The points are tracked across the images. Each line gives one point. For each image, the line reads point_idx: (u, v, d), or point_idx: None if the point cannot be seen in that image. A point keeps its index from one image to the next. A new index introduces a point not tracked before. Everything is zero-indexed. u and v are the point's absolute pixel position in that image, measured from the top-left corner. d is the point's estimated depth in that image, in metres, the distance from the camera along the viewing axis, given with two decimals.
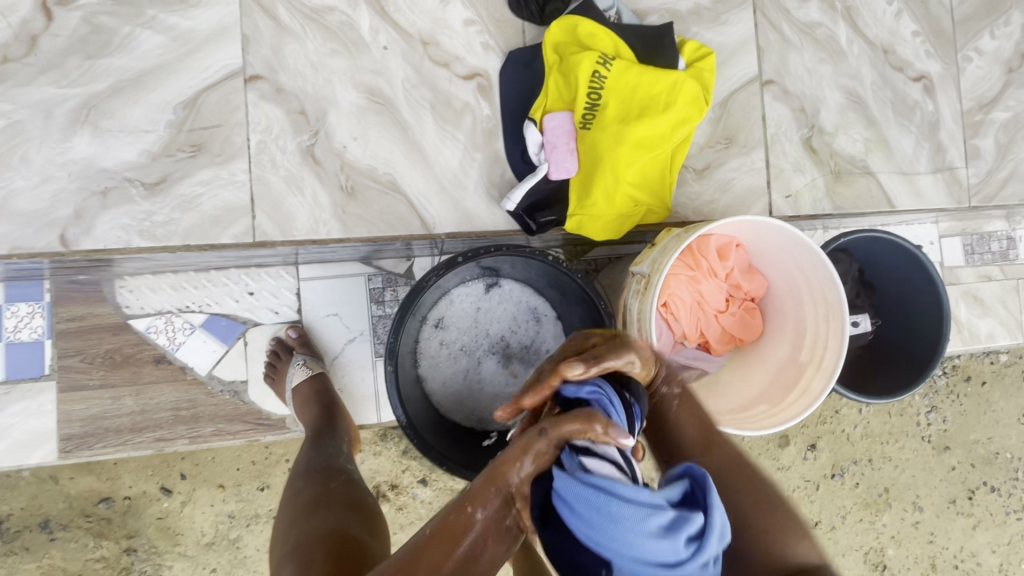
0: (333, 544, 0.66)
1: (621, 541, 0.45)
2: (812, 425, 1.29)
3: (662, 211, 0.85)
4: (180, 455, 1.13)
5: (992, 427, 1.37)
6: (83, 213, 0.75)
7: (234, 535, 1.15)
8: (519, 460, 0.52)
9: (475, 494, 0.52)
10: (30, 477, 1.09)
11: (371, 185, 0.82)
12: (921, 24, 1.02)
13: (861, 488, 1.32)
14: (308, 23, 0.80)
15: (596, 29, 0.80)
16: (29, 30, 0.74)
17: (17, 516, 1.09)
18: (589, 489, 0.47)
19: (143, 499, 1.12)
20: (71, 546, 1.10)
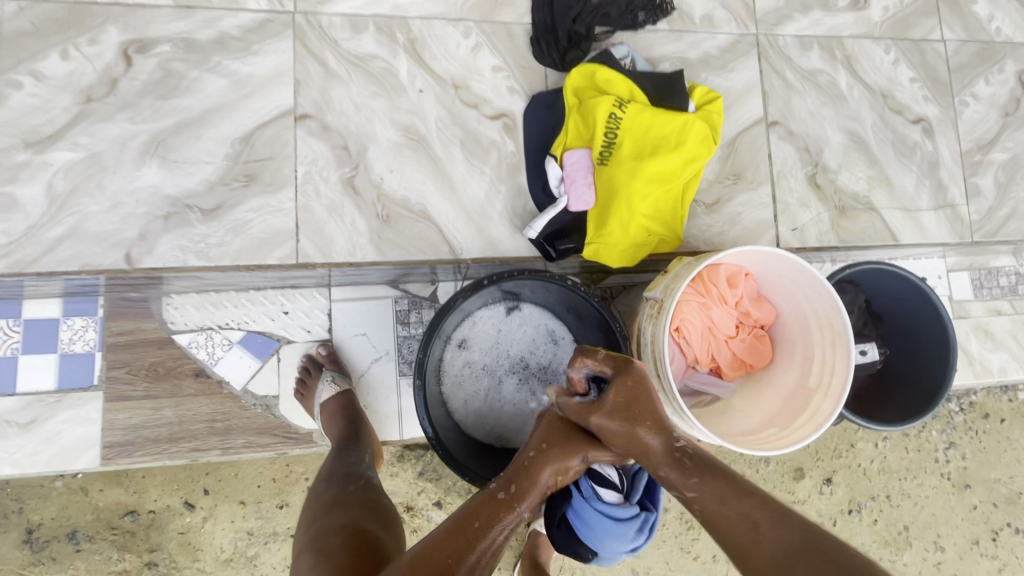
0: (362, 548, 0.69)
1: (605, 540, 0.66)
2: (826, 459, 1.30)
3: (673, 241, 0.91)
4: (205, 471, 1.18)
5: (1013, 465, 1.36)
6: (146, 234, 0.83)
7: (251, 552, 1.18)
8: (559, 471, 0.62)
9: (522, 493, 0.60)
10: (63, 487, 1.15)
11: (405, 214, 0.89)
12: (917, 71, 1.09)
13: (879, 525, 1.31)
14: (353, 69, 0.90)
15: (612, 76, 0.88)
16: (111, 74, 0.84)
17: (48, 526, 1.14)
18: (595, 508, 0.65)
19: (166, 513, 1.17)
20: (95, 558, 1.14)
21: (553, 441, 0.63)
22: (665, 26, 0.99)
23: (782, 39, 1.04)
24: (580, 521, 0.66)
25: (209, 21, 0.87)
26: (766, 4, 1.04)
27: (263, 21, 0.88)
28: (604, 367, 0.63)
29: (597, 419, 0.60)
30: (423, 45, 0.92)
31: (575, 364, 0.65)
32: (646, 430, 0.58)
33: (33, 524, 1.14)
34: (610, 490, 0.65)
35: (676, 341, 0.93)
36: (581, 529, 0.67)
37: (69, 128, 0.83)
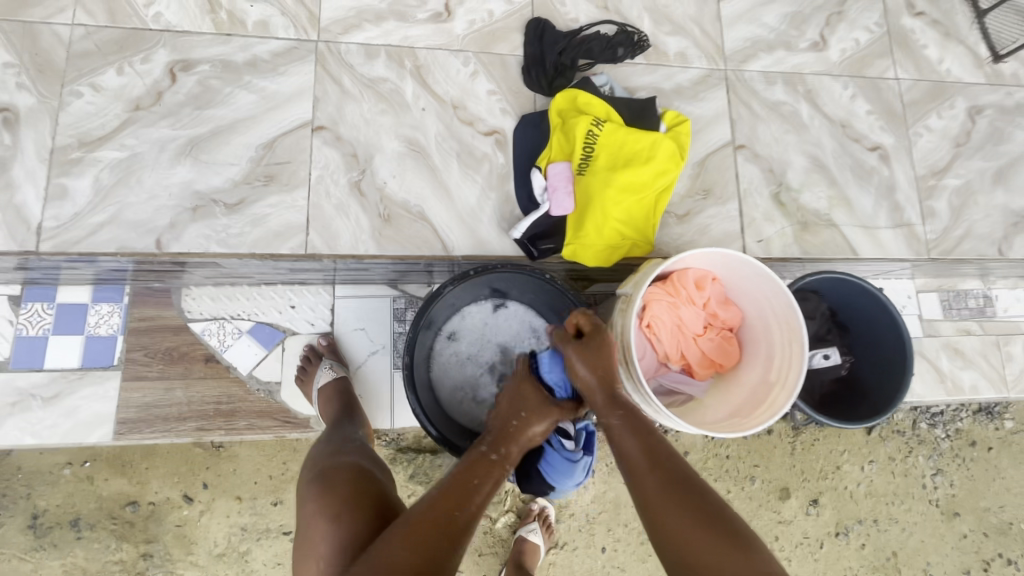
0: (368, 482, 0.78)
1: (566, 480, 0.90)
2: (814, 480, 1.46)
3: (644, 246, 1.01)
4: (206, 465, 1.25)
5: (1003, 495, 1.51)
6: (176, 223, 0.94)
7: (244, 548, 1.24)
8: (538, 430, 0.82)
9: (509, 448, 0.77)
10: (70, 475, 1.22)
11: (404, 215, 1.00)
12: (874, 105, 1.20)
13: (865, 550, 1.45)
14: (365, 89, 1.03)
15: (591, 99, 1.00)
16: (157, 87, 0.97)
17: (52, 512, 1.21)
18: (561, 454, 0.89)
19: (166, 505, 1.23)
20: (94, 547, 1.20)
21: (529, 407, 0.83)
22: (642, 60, 1.12)
23: (748, 74, 1.16)
24: (548, 466, 0.89)
25: (244, 47, 1.01)
26: (733, 44, 1.17)
27: (290, 48, 1.02)
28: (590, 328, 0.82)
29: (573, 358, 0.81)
30: (427, 71, 1.05)
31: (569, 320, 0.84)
32: (605, 389, 0.78)
33: (39, 509, 1.21)
34: (569, 440, 0.90)
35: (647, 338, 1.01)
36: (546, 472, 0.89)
37: (117, 131, 0.95)
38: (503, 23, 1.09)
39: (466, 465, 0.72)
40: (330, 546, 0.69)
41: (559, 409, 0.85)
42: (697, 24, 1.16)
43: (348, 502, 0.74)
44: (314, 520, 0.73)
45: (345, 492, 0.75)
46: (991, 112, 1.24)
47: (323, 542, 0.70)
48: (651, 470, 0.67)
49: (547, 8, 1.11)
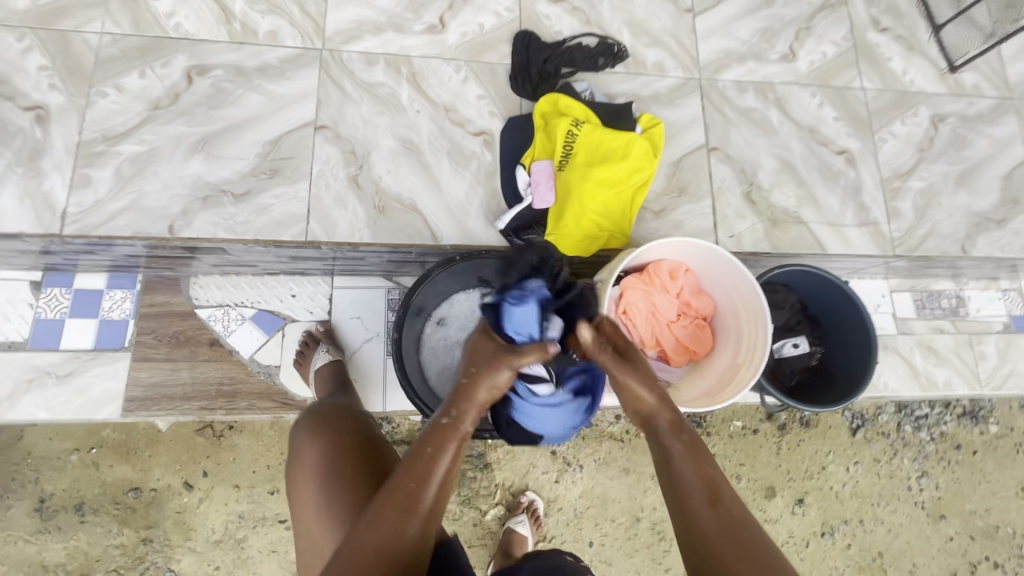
0: (354, 419, 0.89)
1: (548, 424, 0.91)
2: (798, 481, 1.78)
3: (621, 238, 1.08)
4: (207, 454, 1.31)
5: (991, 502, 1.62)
6: (188, 211, 1.03)
7: (240, 535, 1.29)
8: (499, 380, 0.75)
9: (461, 412, 0.71)
10: (77, 461, 1.28)
11: (398, 207, 1.08)
12: (841, 112, 1.28)
13: (852, 548, 1.76)
14: (365, 93, 1.12)
15: (571, 103, 1.09)
16: (175, 89, 1.07)
17: (58, 496, 1.27)
18: (535, 403, 0.87)
19: (166, 492, 1.29)
20: (96, 531, 1.26)
21: (481, 361, 0.76)
22: (622, 69, 1.21)
23: (722, 83, 1.25)
24: (523, 415, 0.89)
25: (255, 54, 1.10)
26: (707, 55, 1.26)
27: (297, 55, 1.12)
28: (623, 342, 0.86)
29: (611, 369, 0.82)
30: (422, 77, 1.14)
31: (583, 334, 0.82)
32: (668, 410, 0.77)
33: (46, 493, 1.27)
34: (543, 386, 0.87)
35: (624, 323, 1.08)
36: (526, 420, 0.90)
37: (137, 128, 1.05)
38: (493, 34, 1.19)
39: (423, 442, 0.68)
40: (322, 470, 0.82)
41: (516, 355, 0.75)
42: (673, 37, 1.26)
43: (337, 435, 0.85)
44: (306, 450, 0.84)
45: (334, 429, 0.87)
46: (953, 120, 1.32)
47: (315, 466, 0.82)
48: (709, 506, 0.65)
49: (533, 21, 1.21)
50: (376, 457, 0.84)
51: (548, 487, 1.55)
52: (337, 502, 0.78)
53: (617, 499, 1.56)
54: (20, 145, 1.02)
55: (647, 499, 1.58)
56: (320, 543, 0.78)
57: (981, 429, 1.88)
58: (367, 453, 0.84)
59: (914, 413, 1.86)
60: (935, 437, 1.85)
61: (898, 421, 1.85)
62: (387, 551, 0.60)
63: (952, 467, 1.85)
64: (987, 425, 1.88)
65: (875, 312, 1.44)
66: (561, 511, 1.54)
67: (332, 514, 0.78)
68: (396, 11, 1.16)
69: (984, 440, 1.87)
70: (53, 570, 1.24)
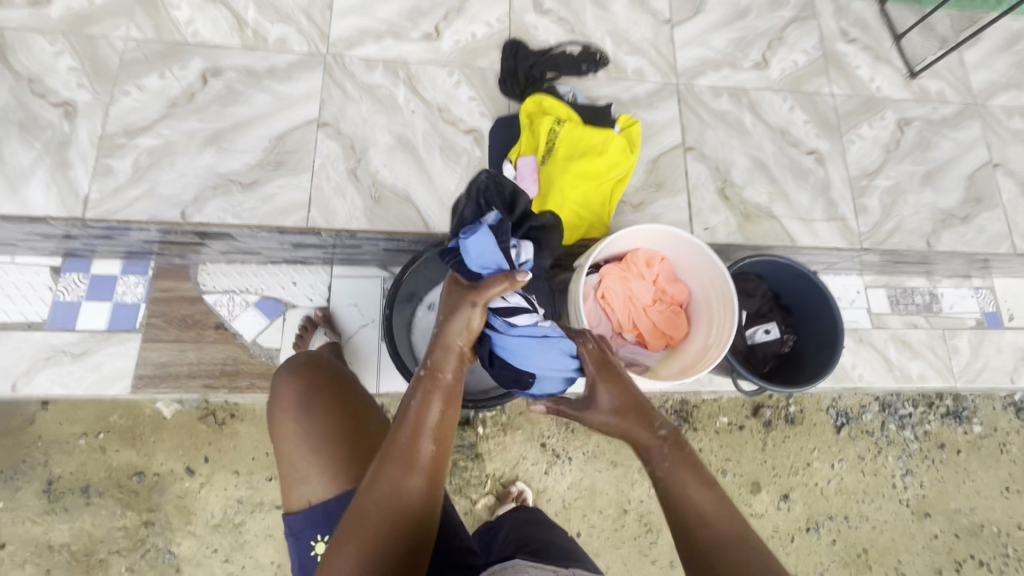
0: (331, 364, 0.97)
1: (531, 360, 0.93)
2: (784, 477, 1.78)
3: (602, 227, 1.17)
4: (208, 441, 1.37)
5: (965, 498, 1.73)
6: (199, 199, 1.11)
7: (238, 519, 1.35)
8: (469, 324, 0.79)
9: (440, 364, 0.77)
10: (85, 445, 1.35)
11: (393, 197, 1.17)
12: (810, 116, 1.36)
13: (836, 543, 1.76)
14: (365, 94, 1.21)
15: (554, 102, 1.17)
16: (190, 89, 1.17)
17: (66, 479, 1.33)
18: (516, 335, 0.92)
19: (169, 477, 1.35)
20: (101, 513, 1.32)
21: (448, 309, 0.81)
22: (603, 74, 1.30)
23: (698, 88, 1.34)
24: (506, 348, 0.92)
25: (265, 58, 1.20)
26: (684, 62, 1.35)
27: (303, 59, 1.22)
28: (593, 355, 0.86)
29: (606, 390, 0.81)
30: (418, 80, 1.24)
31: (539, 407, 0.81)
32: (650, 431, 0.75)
33: (55, 475, 1.33)
34: (520, 318, 0.92)
35: (603, 308, 1.15)
36: (514, 358, 0.93)
37: (155, 123, 1.14)
38: (484, 42, 1.29)
39: (415, 394, 0.74)
40: (300, 407, 0.89)
41: (481, 289, 0.80)
42: (653, 45, 1.35)
43: (313, 377, 0.92)
44: (283, 390, 0.91)
45: (312, 370, 0.93)
46: (918, 124, 1.40)
47: (293, 403, 0.89)
48: (702, 526, 0.66)
49: (522, 31, 1.30)
50: (350, 395, 0.93)
51: (538, 478, 1.58)
52: (316, 432, 0.87)
53: (605, 491, 1.59)
54: (50, 138, 1.11)
55: (634, 491, 1.61)
56: (299, 468, 0.85)
57: (964, 428, 1.87)
58: (342, 392, 0.92)
59: (897, 412, 1.85)
60: (918, 437, 1.86)
61: (882, 420, 1.84)
62: (391, 505, 0.65)
63: (936, 465, 1.85)
64: (970, 426, 1.87)
65: (850, 307, 1.49)
66: (550, 501, 1.58)
67: (311, 443, 0.86)
68: (395, 20, 1.27)
69: (968, 440, 1.87)
70: (59, 549, 1.30)
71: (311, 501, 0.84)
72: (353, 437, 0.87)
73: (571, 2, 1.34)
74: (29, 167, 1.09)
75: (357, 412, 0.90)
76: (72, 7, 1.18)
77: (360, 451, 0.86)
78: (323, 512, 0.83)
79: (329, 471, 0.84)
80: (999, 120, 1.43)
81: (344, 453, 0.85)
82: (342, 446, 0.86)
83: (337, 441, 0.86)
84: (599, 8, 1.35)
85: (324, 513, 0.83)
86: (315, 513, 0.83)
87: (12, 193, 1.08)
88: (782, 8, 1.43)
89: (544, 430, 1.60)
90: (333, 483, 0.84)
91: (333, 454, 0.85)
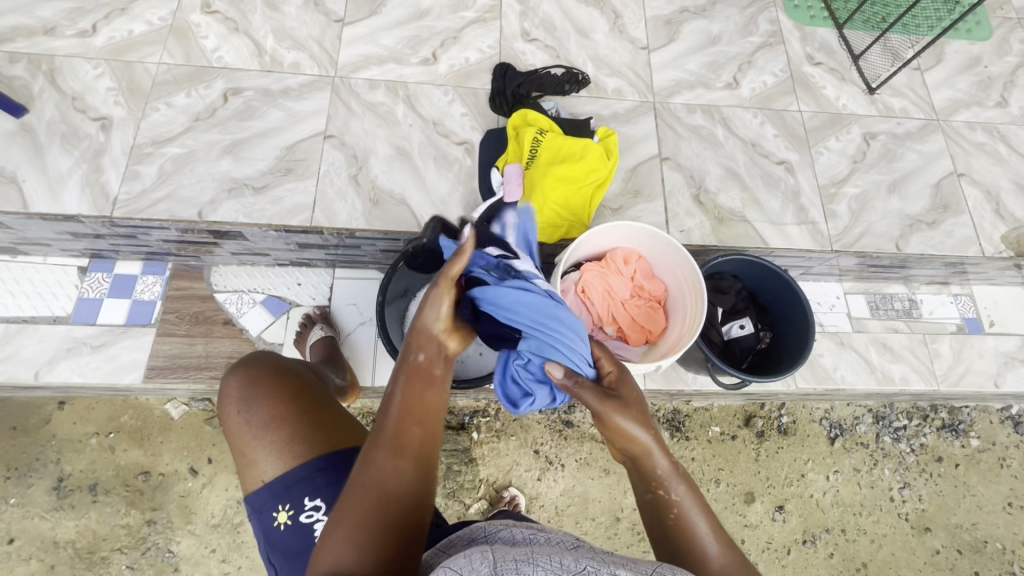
0: (274, 356, 1.02)
1: (524, 314, 0.86)
2: (778, 488, 1.60)
3: (581, 226, 1.27)
4: (213, 442, 1.44)
5: (975, 512, 1.64)
6: (215, 200, 1.23)
7: (237, 520, 1.40)
8: (440, 309, 0.73)
9: (414, 348, 0.70)
10: (96, 444, 1.40)
11: (390, 200, 1.28)
12: (780, 130, 1.47)
13: (834, 558, 1.56)
14: (367, 110, 1.35)
15: (537, 115, 1.29)
16: (213, 106, 1.31)
17: (75, 477, 1.38)
18: (506, 288, 0.85)
19: (173, 476, 1.40)
20: (106, 510, 1.36)
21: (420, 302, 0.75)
22: (585, 93, 1.43)
23: (673, 105, 1.45)
24: (498, 304, 0.84)
25: (279, 80, 1.35)
26: (660, 83, 1.47)
27: (313, 81, 1.36)
28: (611, 372, 0.79)
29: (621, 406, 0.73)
30: (415, 99, 1.37)
31: (554, 374, 0.78)
32: (661, 455, 0.69)
33: (65, 473, 1.38)
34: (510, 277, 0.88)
35: (583, 301, 1.20)
36: (503, 311, 0.85)
37: (180, 135, 1.28)
38: (476, 66, 1.42)
39: (395, 382, 0.66)
40: (243, 398, 0.93)
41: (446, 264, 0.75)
42: (631, 68, 1.48)
43: (254, 368, 0.97)
44: (228, 385, 0.96)
45: (253, 364, 0.98)
46: (884, 137, 1.50)
47: (237, 395, 0.94)
48: (719, 555, 0.62)
49: (511, 56, 1.44)
50: (292, 382, 0.97)
51: (531, 485, 1.54)
52: (260, 419, 0.91)
53: (598, 499, 1.54)
54: (87, 147, 1.25)
55: (627, 498, 1.56)
56: (249, 455, 0.90)
57: (962, 442, 1.69)
58: (286, 382, 0.96)
59: (892, 424, 1.68)
60: (915, 448, 1.67)
61: (876, 432, 1.67)
62: (374, 492, 0.58)
63: (935, 479, 1.65)
64: (967, 439, 1.69)
65: (831, 311, 1.49)
66: (543, 508, 1.53)
67: (255, 429, 0.90)
68: (396, 48, 1.41)
69: (966, 453, 1.68)
70: (63, 546, 1.33)
71: (265, 480, 0.88)
72: (297, 419, 0.91)
73: (556, 31, 1.49)
74: (67, 173, 1.23)
75: (299, 397, 0.95)
76: (114, 37, 1.35)
77: (302, 430, 0.90)
78: (278, 486, 0.87)
79: (277, 449, 0.88)
80: (962, 135, 1.53)
81: (287, 433, 0.89)
82: (286, 427, 0.90)
83: (280, 424, 0.90)
84: (581, 36, 1.50)
85: (276, 489, 0.87)
86: (271, 488, 0.87)
87: (52, 195, 1.21)
88: (750, 35, 1.56)
89: (538, 436, 1.57)
90: (282, 460, 0.88)
91: (277, 436, 0.89)
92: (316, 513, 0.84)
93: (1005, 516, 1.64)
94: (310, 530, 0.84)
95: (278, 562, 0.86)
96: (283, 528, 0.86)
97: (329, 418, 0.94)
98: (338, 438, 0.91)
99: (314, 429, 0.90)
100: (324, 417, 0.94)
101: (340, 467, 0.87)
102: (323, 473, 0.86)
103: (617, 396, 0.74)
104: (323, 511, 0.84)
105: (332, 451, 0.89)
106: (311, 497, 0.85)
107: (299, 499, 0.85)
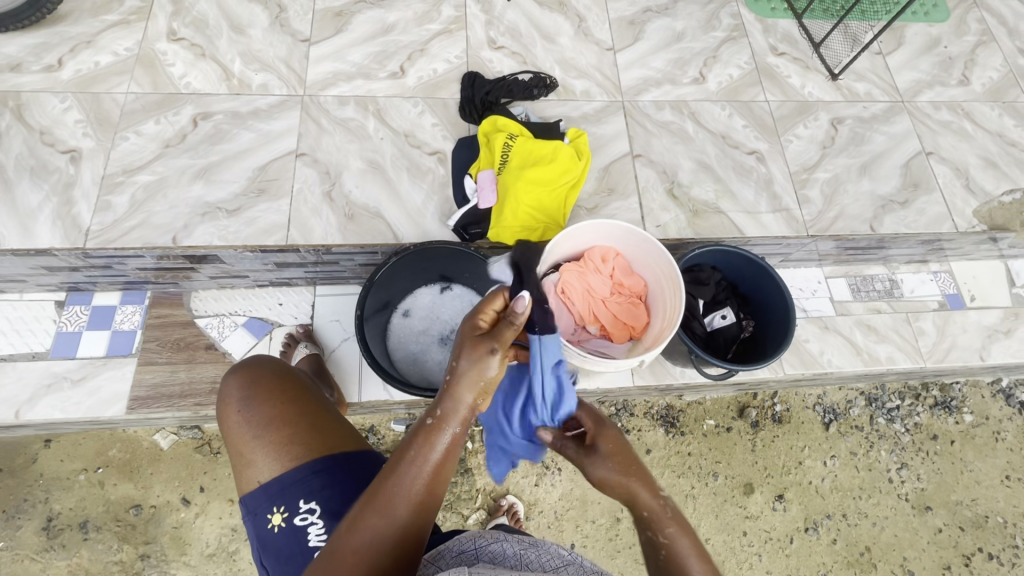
0: (276, 360, 1.00)
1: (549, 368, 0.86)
2: (776, 476, 1.59)
3: (557, 227, 1.27)
4: (204, 470, 1.42)
5: (975, 488, 1.64)
6: (189, 225, 1.23)
7: (232, 548, 1.37)
8: (482, 379, 0.66)
9: (447, 413, 0.65)
10: (85, 480, 1.38)
11: (365, 214, 1.28)
12: (749, 121, 1.48)
13: (837, 544, 1.55)
14: (338, 126, 1.35)
15: (507, 121, 1.30)
16: (184, 131, 1.31)
17: (65, 515, 1.35)
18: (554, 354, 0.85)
19: (165, 508, 1.38)
20: (98, 547, 1.34)
21: (465, 352, 0.67)
22: (553, 96, 1.45)
23: (642, 103, 1.47)
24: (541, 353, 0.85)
25: (248, 102, 1.36)
26: (627, 82, 1.49)
27: (282, 101, 1.37)
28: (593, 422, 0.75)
29: (593, 463, 0.69)
30: (385, 113, 1.38)
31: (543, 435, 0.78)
32: (645, 497, 0.66)
33: (54, 512, 1.35)
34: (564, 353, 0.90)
35: (562, 301, 1.19)
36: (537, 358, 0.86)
37: (151, 163, 1.28)
38: (444, 76, 1.44)
39: (410, 440, 0.65)
40: (244, 397, 0.92)
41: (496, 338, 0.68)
42: (598, 69, 1.50)
43: (256, 370, 0.96)
44: (227, 386, 0.94)
45: (257, 367, 0.96)
46: (851, 121, 1.52)
47: (238, 395, 0.92)
48: None
49: (478, 65, 1.46)
50: (295, 386, 0.96)
51: (528, 491, 1.53)
52: (259, 418, 0.90)
53: (597, 500, 1.53)
54: (57, 180, 1.25)
55: None
56: (247, 454, 0.89)
57: (956, 419, 1.69)
58: (292, 386, 0.95)
59: (885, 405, 1.68)
60: (910, 428, 1.67)
61: (870, 414, 1.67)
62: (366, 555, 0.61)
63: (932, 458, 1.65)
64: (961, 415, 1.70)
65: (813, 296, 1.49)
66: (542, 514, 1.51)
67: (255, 429, 0.89)
68: (364, 63, 1.43)
69: (961, 429, 1.68)
70: None
71: (261, 481, 0.87)
72: (299, 424, 0.90)
73: (522, 38, 1.51)
74: (38, 207, 1.22)
75: (304, 402, 0.93)
76: (81, 70, 1.35)
77: (302, 432, 0.89)
78: (274, 487, 0.86)
79: (275, 449, 0.87)
80: (927, 114, 1.56)
81: (287, 434, 0.88)
82: (286, 429, 0.89)
83: (279, 424, 0.89)
84: (547, 41, 1.52)
85: (272, 491, 0.86)
86: (266, 489, 0.86)
87: (24, 230, 1.20)
88: (713, 31, 1.59)
89: None
90: (279, 460, 0.87)
91: (275, 436, 0.88)
92: (310, 516, 0.83)
93: (1004, 490, 1.64)
94: (304, 533, 0.83)
95: (270, 564, 0.85)
96: (276, 530, 0.84)
97: (331, 423, 0.93)
98: (338, 441, 0.91)
99: (313, 431, 0.90)
100: (327, 422, 0.93)
101: (336, 469, 0.87)
102: (318, 476, 0.85)
103: (592, 445, 0.71)
104: (318, 514, 0.83)
105: (331, 454, 0.88)
106: (306, 499, 0.84)
107: (295, 502, 0.85)
